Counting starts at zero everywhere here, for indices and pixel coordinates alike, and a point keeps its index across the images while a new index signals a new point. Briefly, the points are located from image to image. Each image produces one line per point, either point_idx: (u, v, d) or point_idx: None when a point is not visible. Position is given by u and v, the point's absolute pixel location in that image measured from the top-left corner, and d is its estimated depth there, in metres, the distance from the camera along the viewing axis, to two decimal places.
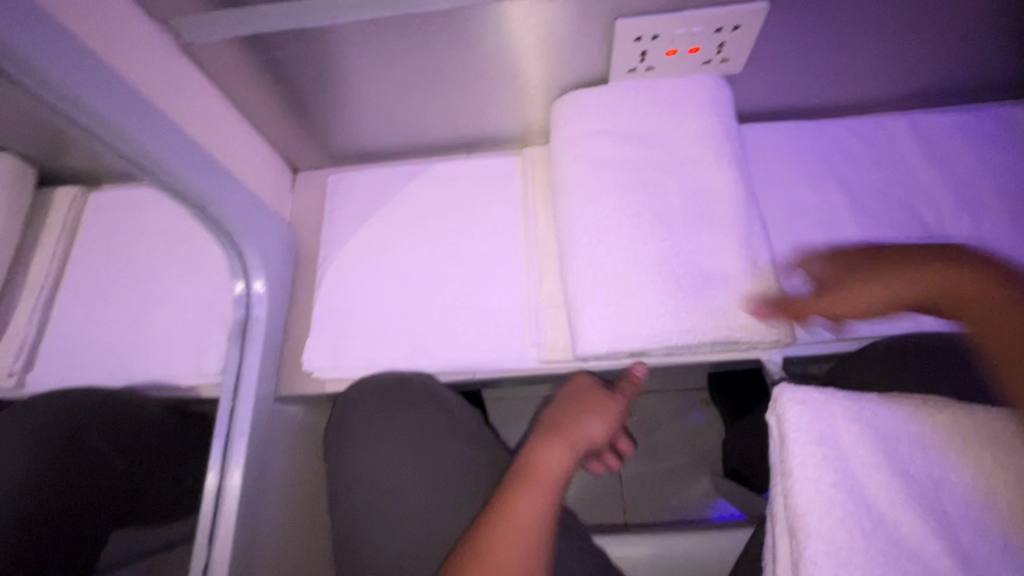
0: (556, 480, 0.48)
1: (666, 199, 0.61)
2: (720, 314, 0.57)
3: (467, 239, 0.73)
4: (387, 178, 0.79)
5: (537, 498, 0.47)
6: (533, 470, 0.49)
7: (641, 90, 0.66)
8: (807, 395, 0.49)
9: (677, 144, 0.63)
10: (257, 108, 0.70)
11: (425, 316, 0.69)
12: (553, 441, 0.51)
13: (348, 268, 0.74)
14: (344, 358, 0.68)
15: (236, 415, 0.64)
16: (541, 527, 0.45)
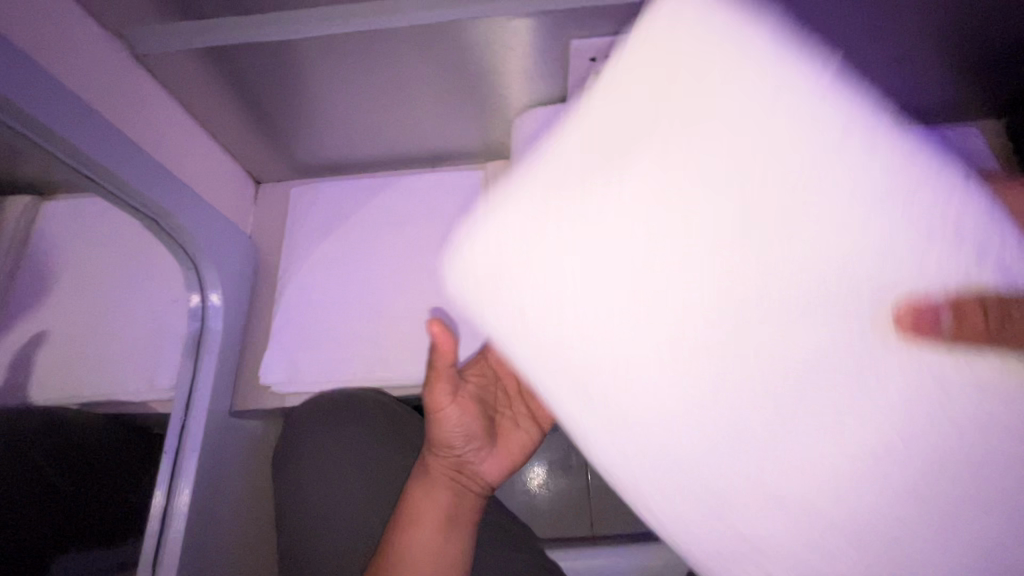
0: (437, 484, 0.59)
1: None
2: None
3: (426, 250, 0.74)
4: (351, 190, 0.79)
5: (427, 516, 0.57)
6: (412, 499, 0.59)
7: None
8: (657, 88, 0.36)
9: None
10: (217, 119, 0.69)
11: (384, 328, 0.69)
12: (422, 475, 0.60)
13: (309, 280, 0.73)
14: (303, 372, 0.68)
15: (186, 431, 0.63)
16: (440, 553, 0.56)
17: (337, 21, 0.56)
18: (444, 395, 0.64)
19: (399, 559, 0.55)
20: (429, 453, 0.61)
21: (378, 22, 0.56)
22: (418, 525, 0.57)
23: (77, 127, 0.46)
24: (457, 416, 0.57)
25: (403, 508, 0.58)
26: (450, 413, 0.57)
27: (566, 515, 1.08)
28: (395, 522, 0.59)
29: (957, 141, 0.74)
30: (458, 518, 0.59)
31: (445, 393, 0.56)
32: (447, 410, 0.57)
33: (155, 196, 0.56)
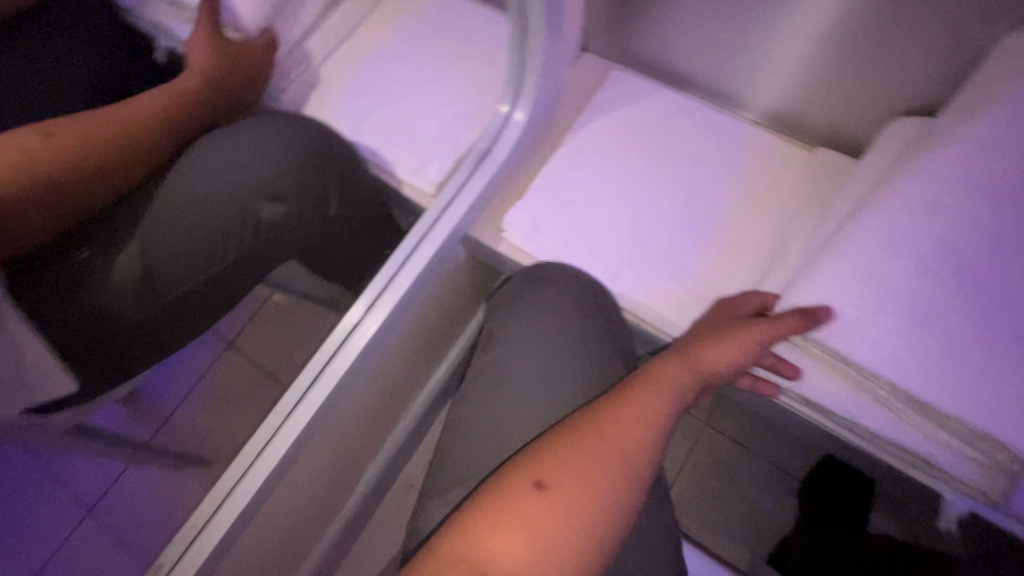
0: (677, 390, 0.51)
1: None
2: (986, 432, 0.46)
3: (711, 192, 0.68)
4: (669, 95, 0.74)
5: (643, 411, 0.49)
6: (656, 374, 0.52)
7: None
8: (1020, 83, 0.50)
9: None
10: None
11: (634, 240, 0.67)
12: (670, 360, 0.52)
13: (588, 157, 0.72)
14: (543, 233, 0.68)
15: (439, 223, 0.66)
16: (639, 438, 0.48)
17: None
18: (710, 322, 0.57)
19: (606, 424, 0.48)
20: (679, 353, 0.53)
21: None
22: (630, 411, 0.49)
23: None
24: (731, 345, 0.51)
25: (647, 366, 0.53)
26: (725, 348, 0.51)
27: None
28: (641, 371, 0.53)
29: None
30: (653, 445, 0.49)
31: (727, 351, 0.51)
32: (720, 344, 0.51)
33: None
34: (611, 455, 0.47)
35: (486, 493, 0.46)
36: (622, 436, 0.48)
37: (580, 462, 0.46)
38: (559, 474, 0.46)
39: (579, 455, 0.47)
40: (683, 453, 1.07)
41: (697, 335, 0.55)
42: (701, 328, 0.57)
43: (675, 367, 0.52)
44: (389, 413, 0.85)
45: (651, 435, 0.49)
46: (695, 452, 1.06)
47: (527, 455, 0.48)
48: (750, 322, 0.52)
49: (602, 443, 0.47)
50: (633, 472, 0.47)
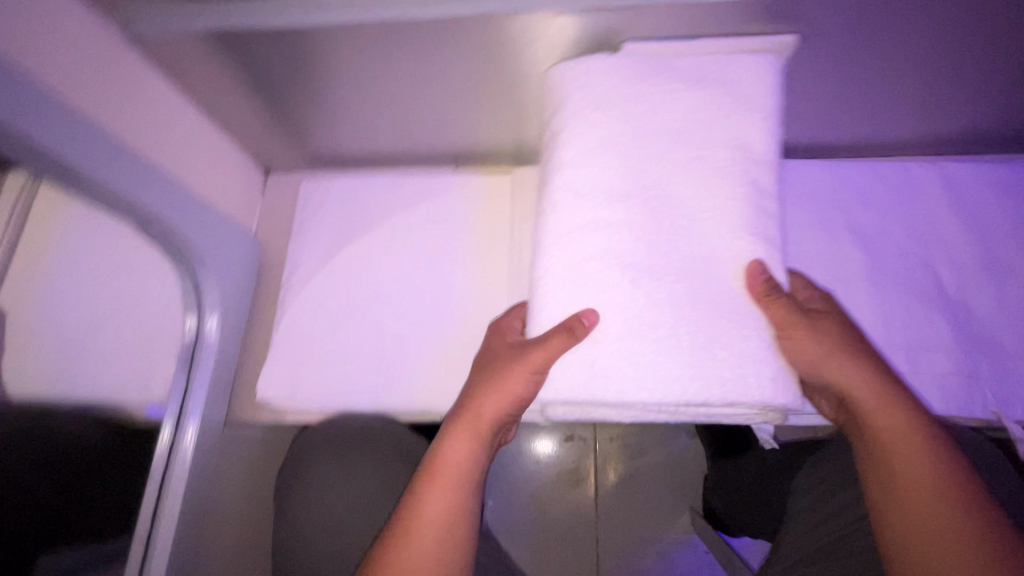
0: (463, 468, 0.50)
1: (675, 242, 0.49)
2: (722, 370, 0.46)
3: (439, 260, 0.68)
4: (366, 188, 0.72)
5: (435, 515, 0.48)
6: (440, 463, 0.50)
7: (668, 77, 0.51)
8: (587, 79, 0.52)
9: (691, 171, 0.50)
10: (222, 107, 0.64)
11: (391, 347, 0.64)
12: (452, 438, 0.51)
13: (314, 285, 0.68)
14: (302, 388, 0.63)
15: (175, 453, 0.60)
16: (442, 539, 0.47)
17: (353, 10, 0.49)
18: (479, 366, 0.56)
19: (402, 556, 0.46)
20: (462, 421, 0.52)
21: (398, 13, 0.49)
22: (426, 524, 0.47)
23: (41, 123, 0.41)
24: (521, 375, 0.49)
25: (431, 456, 0.51)
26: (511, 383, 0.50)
27: (574, 532, 1.05)
28: (426, 464, 0.51)
29: None
30: (464, 538, 0.48)
31: (518, 386, 0.50)
32: (500, 391, 0.50)
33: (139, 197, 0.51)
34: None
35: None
36: (425, 548, 0.46)
37: None
38: None
39: None
40: (592, 455, 1.08)
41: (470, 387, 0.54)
42: (474, 373, 0.56)
43: (460, 444, 0.51)
44: None
45: (457, 526, 0.48)
46: (600, 447, 1.09)
47: None
48: (521, 352, 0.49)
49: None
50: None
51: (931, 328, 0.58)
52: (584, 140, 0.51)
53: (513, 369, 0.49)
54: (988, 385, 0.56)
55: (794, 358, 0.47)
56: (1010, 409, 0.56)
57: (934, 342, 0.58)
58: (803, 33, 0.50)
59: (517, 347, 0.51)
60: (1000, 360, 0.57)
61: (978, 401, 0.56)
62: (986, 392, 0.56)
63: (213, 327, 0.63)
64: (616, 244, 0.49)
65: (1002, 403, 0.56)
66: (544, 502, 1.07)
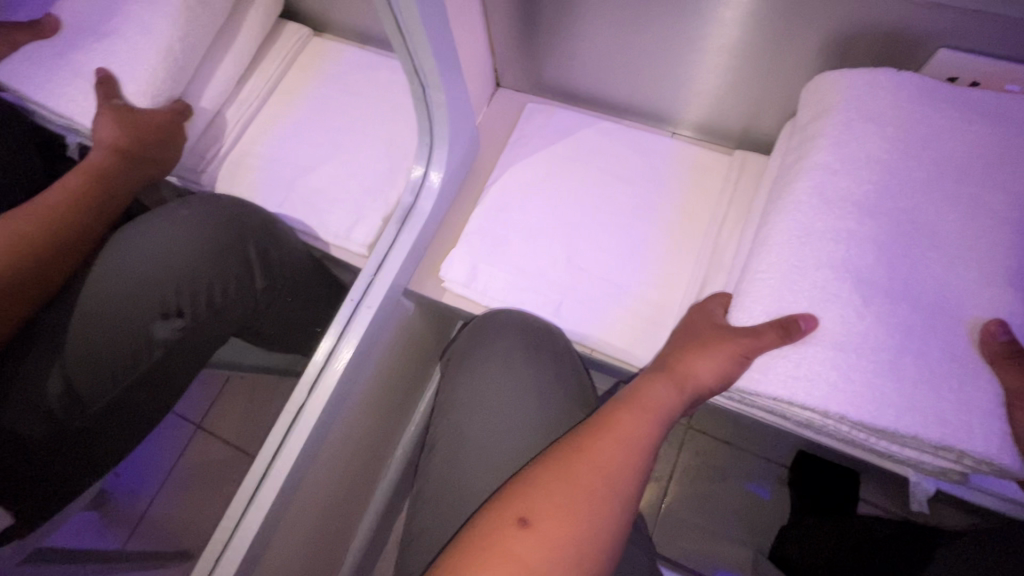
0: (662, 409, 0.50)
1: (921, 261, 0.47)
2: (946, 413, 0.44)
3: (636, 210, 0.69)
4: (585, 125, 0.75)
5: (629, 432, 0.49)
6: (642, 396, 0.51)
7: (963, 100, 0.50)
8: (872, 80, 0.52)
9: (966, 199, 0.47)
10: (499, 12, 0.68)
11: (570, 274, 0.66)
12: (655, 379, 0.52)
13: (513, 195, 0.72)
14: (479, 280, 0.67)
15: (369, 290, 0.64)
16: (629, 459, 0.47)
17: None
18: (676, 339, 0.56)
19: (591, 452, 0.47)
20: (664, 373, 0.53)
21: None
22: (618, 432, 0.49)
23: None
24: (722, 361, 0.49)
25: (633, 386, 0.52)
26: (710, 363, 0.50)
27: None
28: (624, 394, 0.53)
29: None
30: (645, 470, 0.48)
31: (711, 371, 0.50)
32: (698, 363, 0.51)
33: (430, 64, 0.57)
34: (601, 483, 0.46)
35: (483, 529, 0.44)
36: (612, 459, 0.47)
37: (569, 492, 0.45)
38: (544, 506, 0.44)
39: (568, 484, 0.45)
40: (671, 460, 1.07)
41: (673, 352, 0.54)
42: (672, 345, 0.56)
43: (662, 387, 0.52)
44: (367, 480, 0.83)
45: (643, 455, 0.48)
46: (682, 456, 1.07)
47: (512, 489, 0.47)
48: (733, 333, 0.50)
49: (592, 465, 0.46)
50: (622, 499, 0.46)
51: None
52: (852, 137, 0.50)
53: (703, 356, 0.50)
54: None
55: None
56: None
57: None
58: None
59: (726, 327, 0.51)
60: None
61: None
62: None
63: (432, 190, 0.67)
64: (858, 244, 0.48)
65: None
66: None
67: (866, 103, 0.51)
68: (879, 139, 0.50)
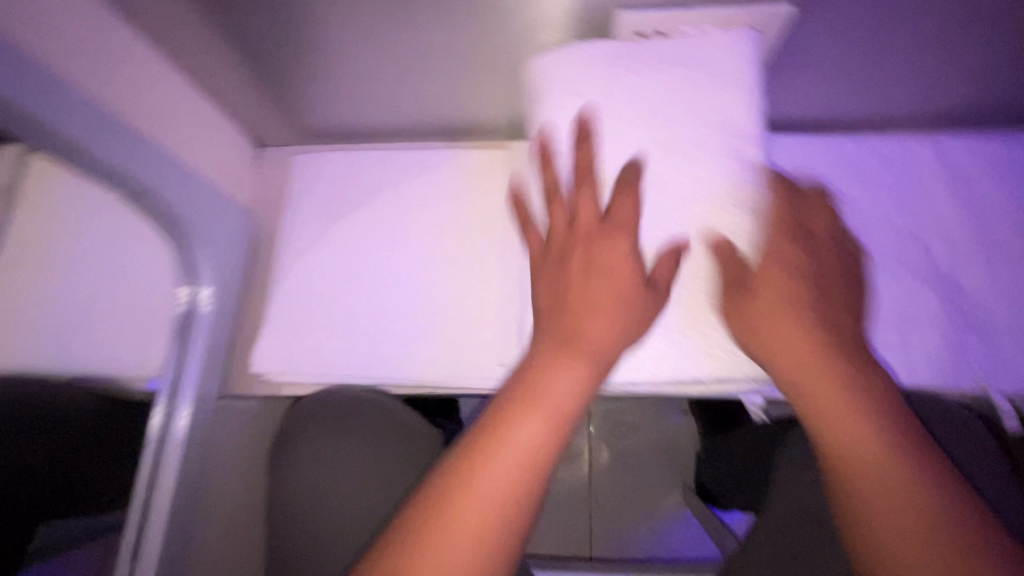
0: (565, 405, 0.41)
1: (665, 219, 0.49)
2: (712, 346, 0.49)
3: (433, 235, 0.68)
4: (359, 165, 0.73)
5: (524, 443, 0.39)
6: (538, 386, 0.41)
7: (654, 56, 0.52)
8: (573, 58, 0.53)
9: (684, 148, 0.50)
10: (216, 78, 0.63)
11: (386, 321, 0.65)
12: (563, 358, 0.43)
13: (307, 259, 0.68)
14: (296, 360, 0.64)
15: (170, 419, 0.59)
16: (523, 480, 0.38)
17: None
18: (550, 279, 0.48)
19: (481, 463, 0.38)
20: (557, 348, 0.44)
21: None
22: (530, 425, 0.39)
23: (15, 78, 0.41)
24: (626, 310, 0.45)
25: (531, 374, 0.42)
26: (602, 319, 0.44)
27: (568, 510, 1.06)
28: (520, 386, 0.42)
29: None
30: (543, 477, 0.39)
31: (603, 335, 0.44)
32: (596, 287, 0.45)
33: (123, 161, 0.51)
34: (490, 511, 0.37)
35: (379, 565, 0.36)
36: (502, 468, 0.38)
37: (472, 498, 0.37)
38: (440, 552, 0.35)
39: (456, 513, 0.36)
40: (586, 434, 1.10)
41: (558, 315, 0.45)
42: (543, 298, 0.47)
43: (562, 376, 0.42)
44: None
45: (539, 478, 0.39)
46: (595, 426, 1.10)
47: (411, 514, 0.37)
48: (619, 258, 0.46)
49: (512, 455, 0.38)
50: (513, 534, 0.37)
51: (922, 300, 0.58)
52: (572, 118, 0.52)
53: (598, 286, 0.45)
54: (975, 359, 0.57)
55: None
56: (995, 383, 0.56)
57: (925, 316, 0.58)
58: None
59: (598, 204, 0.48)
60: (988, 334, 0.58)
61: (965, 374, 0.56)
62: (973, 365, 0.57)
63: (207, 301, 0.62)
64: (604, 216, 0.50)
65: (986, 375, 0.56)
66: None
67: (575, 84, 0.52)
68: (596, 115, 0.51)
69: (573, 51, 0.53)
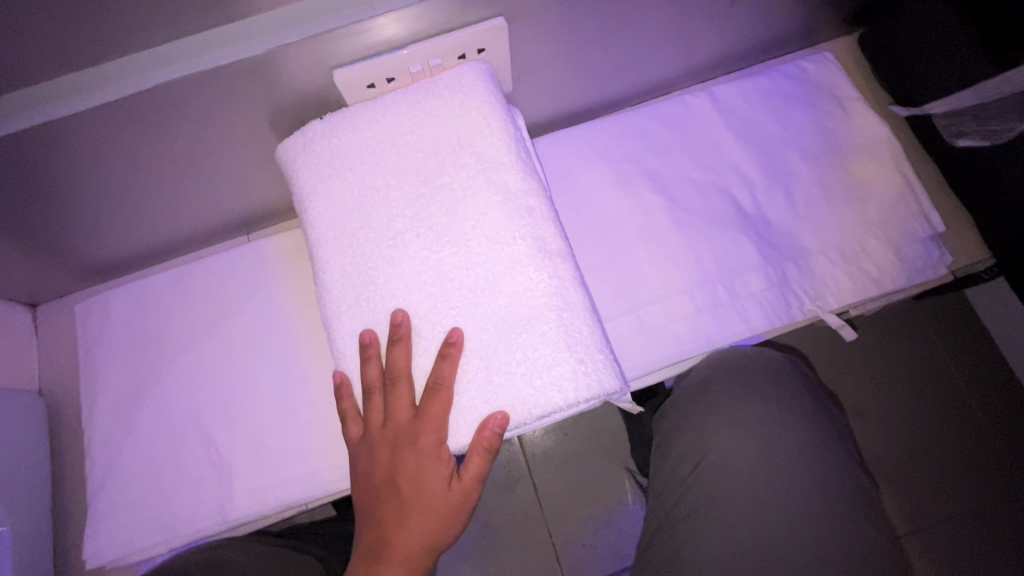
0: (415, 559, 0.47)
1: (454, 265, 0.46)
2: (528, 383, 0.43)
3: (256, 341, 0.62)
4: (150, 292, 0.64)
5: None
6: (387, 550, 0.47)
7: (395, 104, 0.49)
8: (304, 139, 0.50)
9: (450, 187, 0.48)
10: None
11: (231, 454, 0.58)
12: (414, 510, 0.46)
13: (123, 416, 0.60)
14: (139, 536, 0.56)
15: None
16: None
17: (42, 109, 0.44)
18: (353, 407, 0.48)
19: None
20: (401, 445, 0.46)
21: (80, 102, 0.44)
22: None
23: None
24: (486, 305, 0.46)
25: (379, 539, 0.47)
26: (410, 395, 0.45)
27: (525, 536, 1.04)
28: (387, 475, 0.47)
29: (808, 69, 0.68)
30: None
31: (445, 410, 0.44)
32: (392, 355, 0.45)
33: None
34: None
35: None
36: None
37: None
38: None
39: None
40: (520, 455, 1.07)
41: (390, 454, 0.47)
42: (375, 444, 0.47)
43: (439, 491, 0.46)
44: None
45: None
46: (526, 443, 1.08)
47: None
48: (432, 456, 0.45)
49: None
50: None
51: (739, 247, 0.60)
52: (326, 192, 0.48)
53: (396, 352, 0.45)
54: (799, 288, 0.59)
55: (599, 356, 0.44)
56: (821, 304, 0.58)
57: (744, 262, 0.59)
58: (511, 14, 0.48)
59: (393, 410, 0.46)
60: (804, 260, 0.60)
61: (794, 305, 0.58)
62: (798, 294, 0.59)
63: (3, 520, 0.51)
64: (394, 284, 0.47)
65: (813, 299, 0.59)
66: (488, 518, 1.05)
67: (317, 159, 0.49)
68: (354, 180, 0.48)
69: (305, 131, 0.50)
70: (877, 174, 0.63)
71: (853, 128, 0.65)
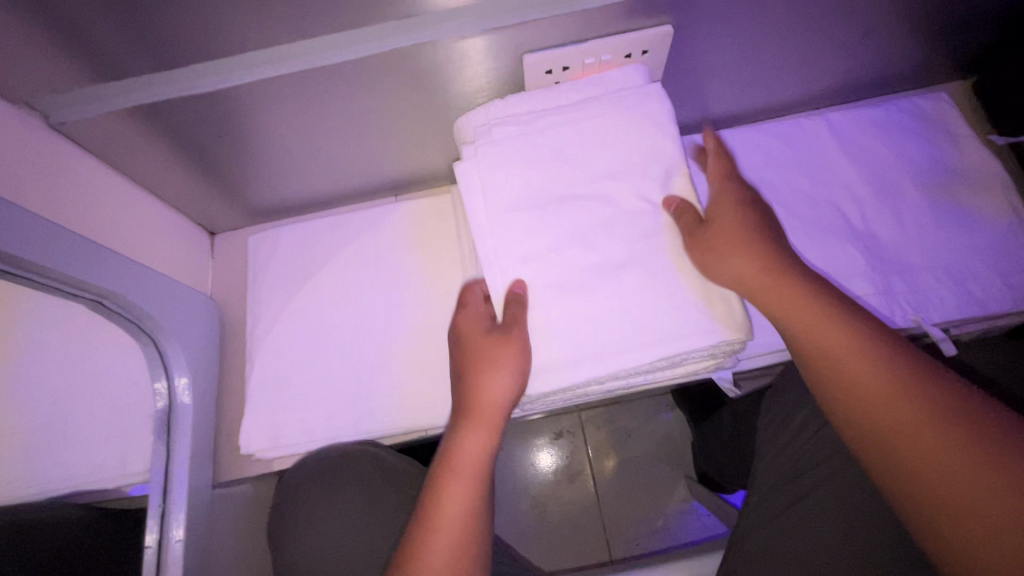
0: (480, 461, 0.53)
1: (604, 227, 0.55)
2: None
3: (396, 284, 0.71)
4: (312, 233, 0.75)
5: (454, 511, 0.49)
6: (458, 458, 0.53)
7: (566, 93, 0.60)
8: (487, 113, 0.61)
9: (606, 163, 0.56)
10: (165, 177, 0.65)
11: (368, 377, 0.66)
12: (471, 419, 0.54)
13: (279, 333, 0.69)
14: (285, 434, 0.64)
15: (166, 549, 0.56)
16: (467, 527, 0.49)
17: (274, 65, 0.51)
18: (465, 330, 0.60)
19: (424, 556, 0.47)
20: (469, 352, 0.57)
21: (312, 60, 0.51)
22: (446, 527, 0.48)
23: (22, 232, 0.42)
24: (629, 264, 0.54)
25: (446, 454, 0.53)
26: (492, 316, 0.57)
27: (579, 527, 1.07)
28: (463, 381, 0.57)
29: (925, 106, 0.73)
30: (481, 522, 0.50)
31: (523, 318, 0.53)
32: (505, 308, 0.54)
33: (113, 285, 0.51)
34: None
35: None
36: (448, 543, 0.48)
37: None
38: None
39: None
40: (583, 448, 1.12)
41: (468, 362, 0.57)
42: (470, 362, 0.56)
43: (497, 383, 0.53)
44: None
45: (475, 531, 0.49)
46: (590, 437, 1.12)
47: None
48: (495, 346, 0.54)
49: (449, 517, 0.49)
50: None
51: (848, 255, 0.65)
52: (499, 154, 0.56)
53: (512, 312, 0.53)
54: (904, 298, 0.63)
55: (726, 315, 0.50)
56: (924, 316, 0.62)
57: (851, 268, 0.64)
58: (679, 25, 0.56)
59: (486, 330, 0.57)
60: (910, 274, 0.64)
61: (899, 313, 0.62)
62: (902, 303, 0.63)
63: (186, 390, 0.61)
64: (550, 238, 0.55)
65: (917, 311, 0.62)
66: (546, 503, 1.09)
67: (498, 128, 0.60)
68: (523, 148, 0.57)
69: (490, 108, 0.61)
70: (988, 207, 0.67)
71: (964, 164, 0.69)
